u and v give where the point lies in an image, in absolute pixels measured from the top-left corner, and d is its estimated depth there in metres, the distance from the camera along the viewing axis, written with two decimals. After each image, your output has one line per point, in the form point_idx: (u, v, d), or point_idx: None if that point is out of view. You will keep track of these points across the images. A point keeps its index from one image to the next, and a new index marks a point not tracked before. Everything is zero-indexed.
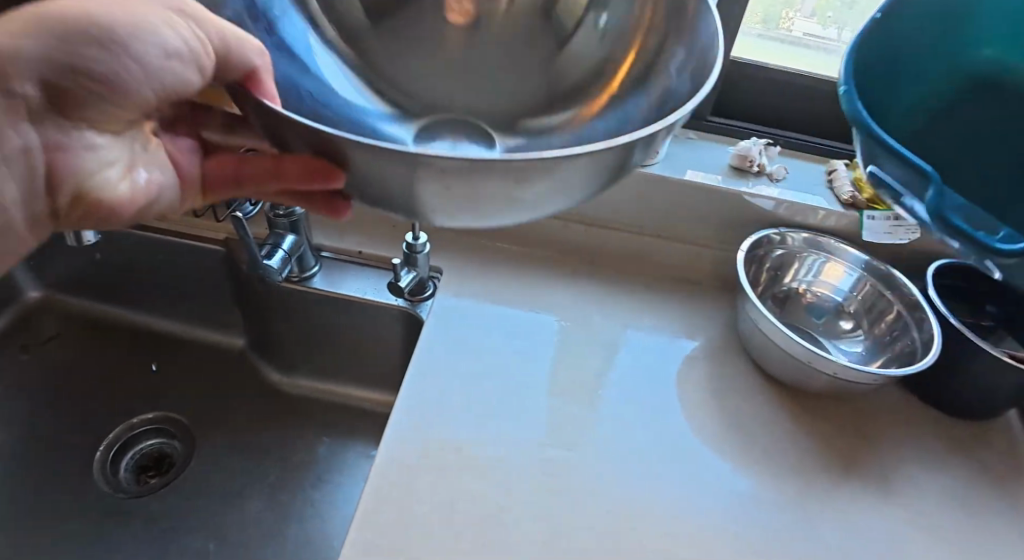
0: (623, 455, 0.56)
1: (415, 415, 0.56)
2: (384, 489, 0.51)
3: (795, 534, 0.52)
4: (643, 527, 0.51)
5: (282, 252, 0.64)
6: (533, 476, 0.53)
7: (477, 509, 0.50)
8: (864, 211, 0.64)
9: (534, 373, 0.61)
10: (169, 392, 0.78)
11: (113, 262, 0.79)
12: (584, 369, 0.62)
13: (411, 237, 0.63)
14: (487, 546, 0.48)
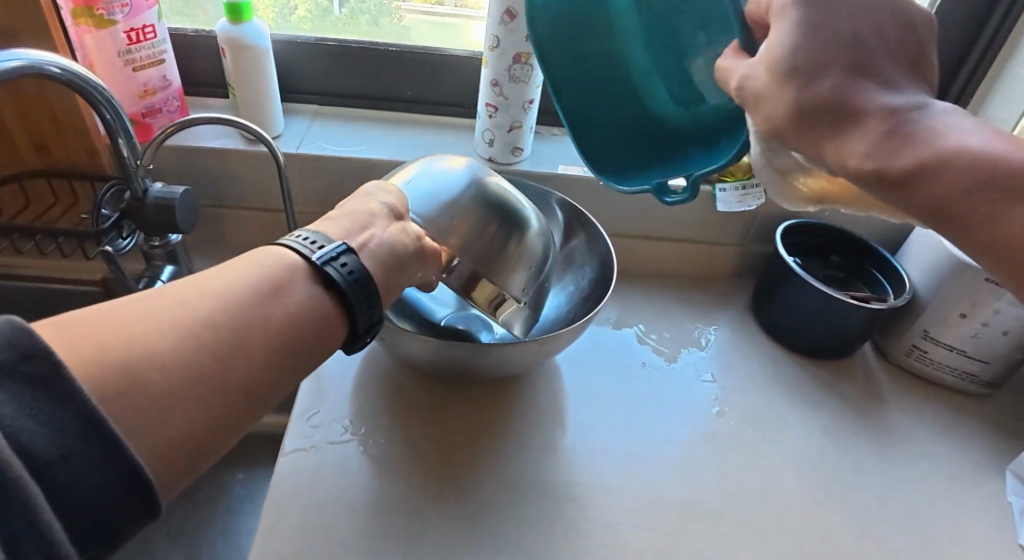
0: (528, 436, 0.59)
1: (308, 424, 0.58)
2: (280, 500, 0.51)
3: (685, 482, 0.58)
4: (546, 503, 0.54)
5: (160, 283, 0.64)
6: (434, 469, 0.55)
7: (379, 507, 0.52)
8: (717, 184, 0.73)
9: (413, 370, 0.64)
10: None
11: None
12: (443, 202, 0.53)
13: None
14: (396, 542, 0.50)
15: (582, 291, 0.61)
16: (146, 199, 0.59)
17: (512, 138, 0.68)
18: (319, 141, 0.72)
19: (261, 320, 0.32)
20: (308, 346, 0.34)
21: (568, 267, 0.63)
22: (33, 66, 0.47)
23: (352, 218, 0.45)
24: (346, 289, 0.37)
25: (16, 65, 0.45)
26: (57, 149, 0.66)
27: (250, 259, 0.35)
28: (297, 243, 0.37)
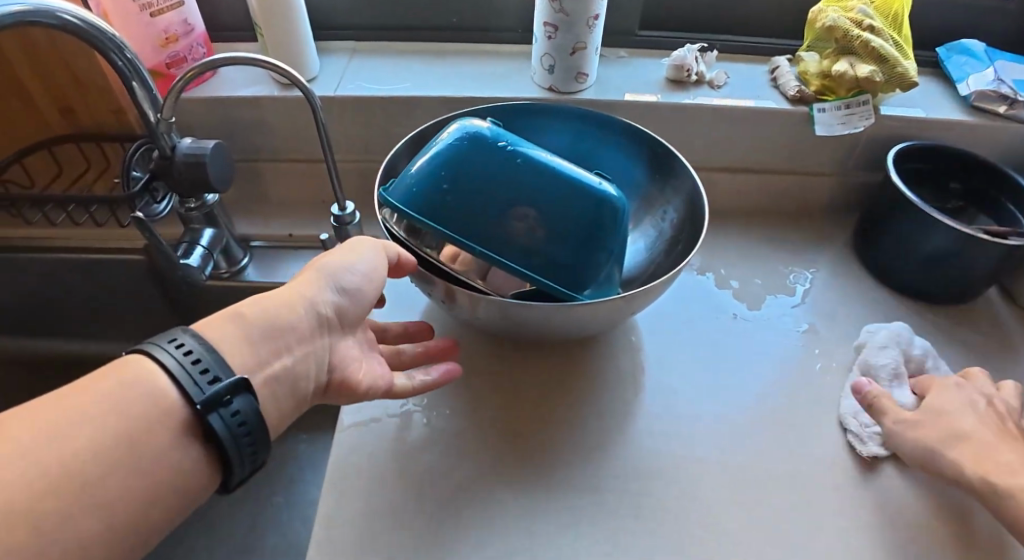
0: (605, 403, 0.53)
1: (364, 396, 0.53)
2: (336, 479, 0.47)
3: (791, 453, 0.50)
4: (631, 478, 0.48)
5: (200, 248, 0.60)
6: (503, 443, 0.50)
7: (444, 486, 0.47)
8: (814, 104, 0.63)
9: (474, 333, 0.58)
10: None
11: (33, 292, 0.74)
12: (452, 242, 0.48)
13: (339, 209, 0.60)
14: (463, 525, 0.45)
15: (666, 237, 0.56)
16: (176, 156, 0.54)
17: (574, 62, 0.59)
18: (357, 81, 0.65)
19: (102, 505, 0.28)
20: (170, 506, 0.31)
21: (650, 207, 0.58)
22: (36, 9, 0.42)
23: (267, 323, 0.37)
24: (227, 443, 0.32)
25: (14, 10, 0.40)
26: (83, 112, 0.61)
27: (104, 388, 0.30)
28: (182, 371, 0.32)
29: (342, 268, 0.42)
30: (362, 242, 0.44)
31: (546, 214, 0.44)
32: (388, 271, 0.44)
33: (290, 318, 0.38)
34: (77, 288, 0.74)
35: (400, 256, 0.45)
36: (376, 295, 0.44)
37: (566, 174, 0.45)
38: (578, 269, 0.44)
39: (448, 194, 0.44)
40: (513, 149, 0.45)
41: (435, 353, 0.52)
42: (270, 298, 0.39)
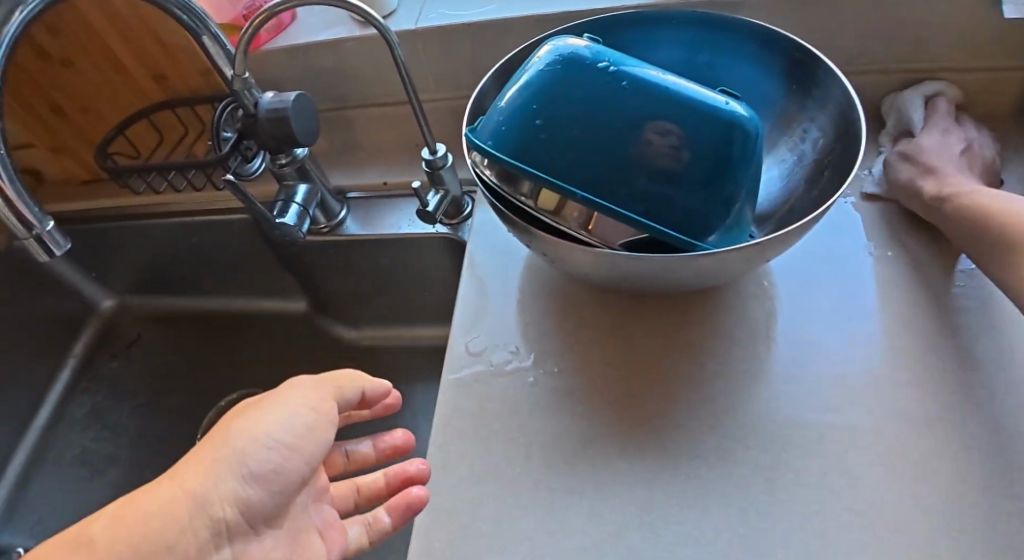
0: (733, 360, 0.46)
1: (466, 354, 0.50)
2: (442, 443, 0.45)
3: (973, 420, 0.41)
4: (768, 447, 0.41)
5: (296, 205, 0.58)
6: (617, 405, 0.45)
7: (554, 452, 0.43)
8: None
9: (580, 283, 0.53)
10: (244, 369, 0.80)
11: (162, 255, 0.80)
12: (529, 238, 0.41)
13: (430, 153, 0.55)
14: (572, 495, 0.41)
15: (806, 162, 0.47)
16: (259, 113, 0.52)
17: None
18: (438, 10, 0.59)
19: None
20: None
21: (784, 126, 0.49)
22: None
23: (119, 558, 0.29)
24: None
25: None
26: (173, 76, 0.62)
27: None
28: None
29: (256, 439, 0.33)
30: (284, 402, 0.36)
31: (661, 149, 0.37)
32: (320, 435, 0.36)
33: (180, 542, 0.31)
34: (198, 250, 0.77)
35: (324, 415, 0.37)
36: (306, 464, 0.35)
37: (683, 96, 0.37)
38: (700, 212, 0.37)
39: (542, 133, 0.38)
40: (617, 71, 0.38)
41: (393, 485, 0.41)
42: (154, 503, 0.31)
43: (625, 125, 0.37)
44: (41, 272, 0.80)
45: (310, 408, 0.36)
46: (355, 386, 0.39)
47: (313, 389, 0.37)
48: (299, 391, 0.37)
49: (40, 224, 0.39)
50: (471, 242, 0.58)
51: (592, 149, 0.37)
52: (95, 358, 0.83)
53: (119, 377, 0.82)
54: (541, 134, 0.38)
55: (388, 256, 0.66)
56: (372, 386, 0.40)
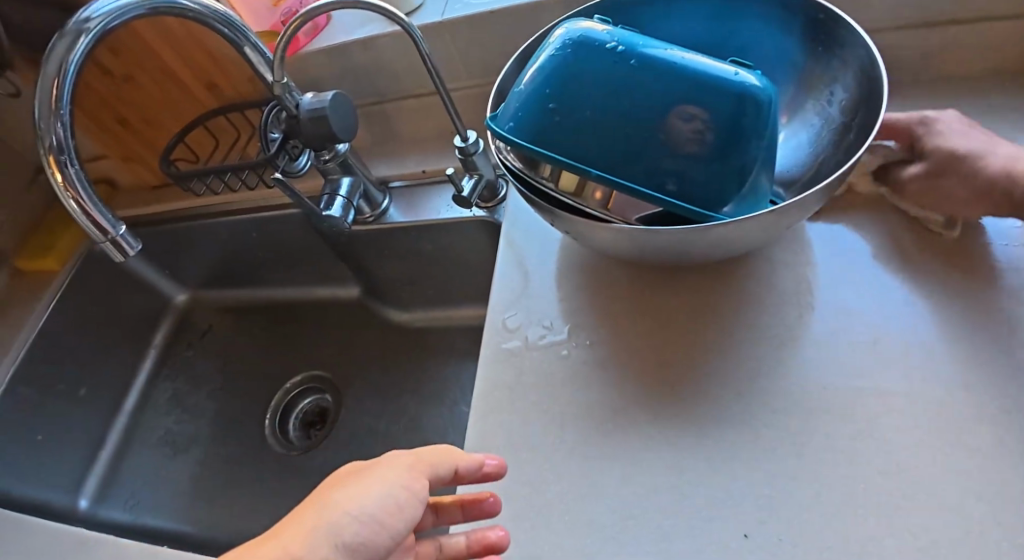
0: (763, 327, 0.47)
1: (502, 331, 0.52)
2: (482, 415, 0.48)
3: (1011, 379, 0.40)
4: (798, 411, 0.42)
5: (341, 198, 0.62)
6: (647, 375, 0.47)
7: (587, 420, 0.46)
8: None
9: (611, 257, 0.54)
10: (306, 353, 0.86)
11: (227, 250, 0.86)
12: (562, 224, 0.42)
13: (462, 140, 0.58)
14: (604, 460, 0.43)
15: (833, 124, 0.46)
16: (301, 114, 0.56)
17: None
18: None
19: None
20: None
21: (811, 90, 0.48)
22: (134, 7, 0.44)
23: None
24: None
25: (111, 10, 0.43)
26: (223, 83, 0.67)
27: None
28: None
29: (347, 511, 0.36)
30: (379, 477, 0.38)
31: (675, 125, 0.38)
32: (406, 513, 0.38)
33: None
34: (259, 244, 0.83)
35: (415, 493, 0.38)
36: (392, 539, 0.37)
37: (692, 71, 0.38)
38: (714, 183, 0.38)
39: (558, 116, 0.39)
40: (626, 51, 0.39)
41: (473, 552, 0.39)
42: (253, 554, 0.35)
43: (637, 103, 0.38)
44: (121, 271, 0.87)
45: (402, 483, 0.38)
46: (446, 463, 0.40)
47: (407, 465, 0.39)
48: (395, 466, 0.39)
49: (114, 228, 0.43)
50: (506, 223, 0.60)
51: (606, 130, 0.38)
52: (174, 348, 0.91)
53: (195, 364, 0.90)
54: (557, 117, 0.39)
55: (429, 240, 0.69)
56: (463, 463, 0.40)
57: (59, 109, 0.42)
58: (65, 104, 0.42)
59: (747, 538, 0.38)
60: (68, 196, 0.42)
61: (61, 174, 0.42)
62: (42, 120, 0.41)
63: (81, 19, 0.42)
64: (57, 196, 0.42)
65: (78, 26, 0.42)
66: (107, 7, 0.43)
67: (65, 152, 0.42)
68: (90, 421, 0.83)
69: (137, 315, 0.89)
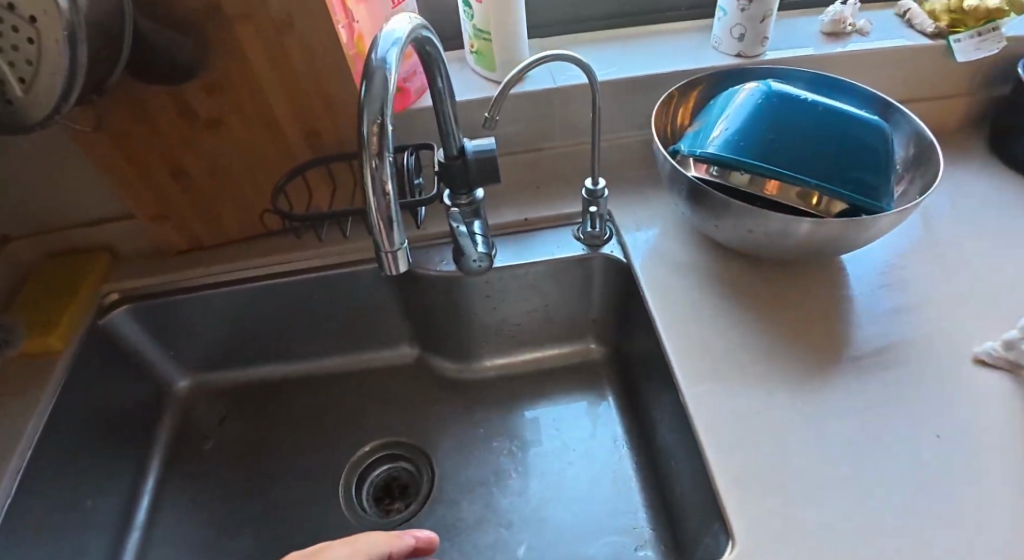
0: (872, 304, 0.62)
1: (676, 332, 0.60)
2: (699, 400, 0.55)
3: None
4: (931, 357, 0.57)
5: (477, 237, 0.66)
6: (812, 348, 0.59)
7: (789, 385, 0.56)
8: (949, 37, 0.74)
9: (734, 268, 0.66)
10: (362, 424, 0.79)
11: (263, 319, 0.78)
12: (746, 219, 0.56)
13: (592, 184, 0.65)
14: (821, 413, 0.54)
15: None
16: (463, 157, 0.60)
17: (761, 29, 0.70)
18: (567, 72, 0.70)
19: None
20: None
21: None
22: (406, 46, 0.44)
23: None
24: None
25: (397, 51, 0.43)
26: (327, 131, 0.68)
27: None
28: None
29: None
30: None
31: (854, 145, 0.54)
32: None
33: None
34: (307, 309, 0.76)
35: None
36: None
37: (847, 113, 0.55)
38: (880, 187, 0.54)
39: (768, 138, 0.54)
40: (802, 98, 0.55)
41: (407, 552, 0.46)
42: None
43: (821, 131, 0.54)
44: (122, 351, 0.74)
45: None
46: None
47: None
48: None
49: (400, 242, 0.44)
50: (632, 250, 0.67)
51: (807, 147, 0.53)
52: (182, 443, 0.78)
53: (215, 457, 0.76)
54: (767, 138, 0.53)
55: (530, 283, 0.72)
56: (396, 545, 0.45)
57: (380, 145, 0.41)
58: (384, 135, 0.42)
59: (941, 437, 0.52)
60: (380, 222, 0.42)
61: (377, 202, 0.42)
62: (378, 151, 0.41)
63: (380, 60, 0.42)
64: (369, 219, 0.42)
65: (380, 63, 0.42)
66: (395, 53, 0.43)
67: (384, 179, 0.42)
68: (96, 538, 0.66)
69: (137, 405, 0.75)
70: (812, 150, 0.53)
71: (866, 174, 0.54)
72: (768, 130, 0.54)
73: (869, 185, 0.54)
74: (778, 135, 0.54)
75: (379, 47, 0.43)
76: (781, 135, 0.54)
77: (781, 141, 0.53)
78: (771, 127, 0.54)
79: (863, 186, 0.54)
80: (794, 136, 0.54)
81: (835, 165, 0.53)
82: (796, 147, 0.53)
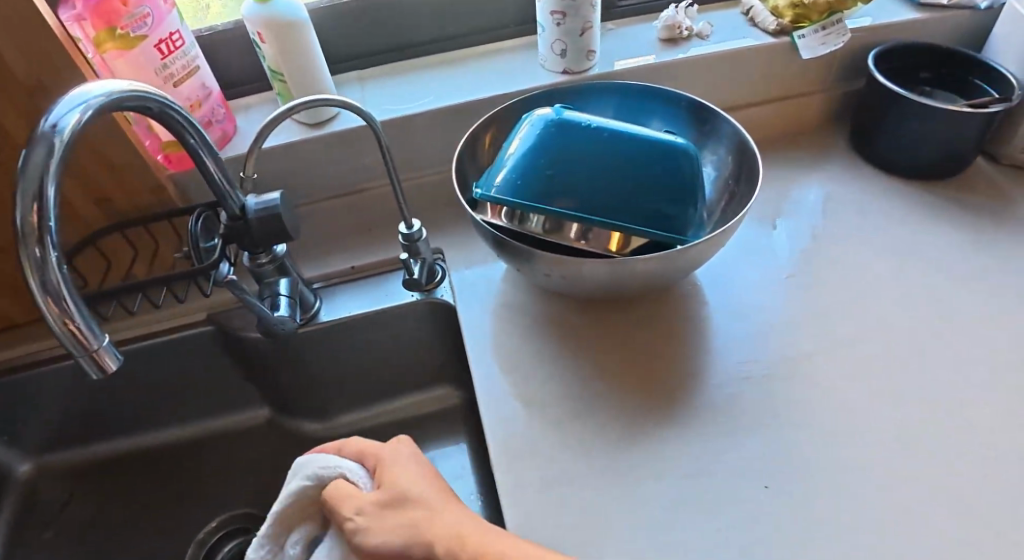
0: (706, 334, 0.58)
1: (493, 387, 0.55)
2: (507, 466, 0.49)
3: (866, 328, 0.58)
4: (761, 391, 0.53)
5: (284, 297, 0.60)
6: (638, 392, 0.54)
7: (605, 440, 0.50)
8: (794, 33, 0.70)
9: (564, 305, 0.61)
10: (215, 495, 0.74)
11: (96, 394, 0.73)
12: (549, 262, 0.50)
13: (406, 227, 0.60)
14: (642, 469, 0.48)
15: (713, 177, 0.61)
16: (246, 215, 0.55)
17: (584, 42, 0.64)
18: (381, 106, 0.66)
19: None
20: None
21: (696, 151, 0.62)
22: (96, 106, 0.39)
23: None
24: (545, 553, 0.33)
25: (78, 115, 0.38)
26: (117, 193, 0.61)
27: None
28: None
29: None
30: None
31: (646, 174, 0.48)
32: None
33: None
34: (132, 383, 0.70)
35: None
36: None
37: (643, 138, 0.50)
38: (681, 217, 0.48)
39: (549, 175, 0.48)
40: (589, 127, 0.50)
41: None
42: None
43: (609, 162, 0.49)
44: None
45: None
46: None
47: None
48: None
49: (99, 340, 0.38)
50: (459, 293, 0.63)
51: (592, 182, 0.48)
52: (20, 533, 0.72)
53: (55, 547, 0.71)
54: (547, 175, 0.48)
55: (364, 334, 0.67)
56: None
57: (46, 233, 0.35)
58: (51, 220, 0.36)
59: (767, 488, 0.47)
60: (60, 321, 0.36)
61: (49, 301, 0.36)
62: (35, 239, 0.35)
63: (48, 127, 0.36)
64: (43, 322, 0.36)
65: (48, 133, 0.36)
66: (73, 116, 0.37)
67: (55, 271, 0.36)
68: None
69: None
70: (598, 185, 0.48)
71: (663, 205, 0.48)
72: (548, 167, 0.48)
73: (667, 217, 0.48)
74: (559, 172, 0.48)
75: (52, 111, 0.37)
76: (562, 171, 0.48)
77: (562, 178, 0.48)
78: (551, 163, 0.49)
79: (661, 218, 0.48)
80: (577, 171, 0.48)
81: (625, 198, 0.48)
82: (579, 183, 0.48)
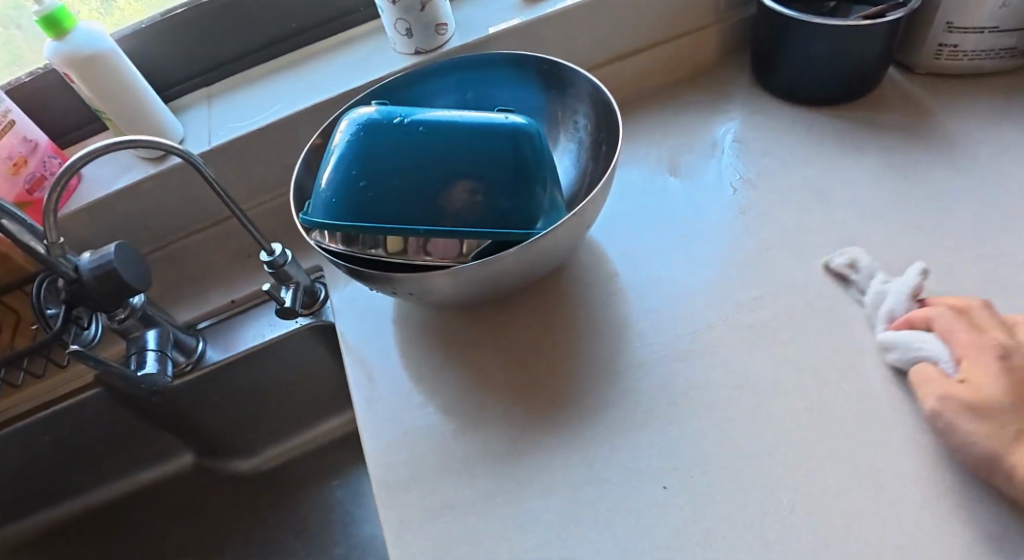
0: (599, 317, 0.54)
1: (375, 415, 0.50)
2: (390, 503, 0.45)
3: (769, 284, 0.54)
4: (661, 373, 0.49)
5: (152, 351, 0.57)
6: (526, 397, 0.49)
7: (491, 457, 0.46)
8: None
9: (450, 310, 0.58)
10: (151, 548, 0.73)
11: None
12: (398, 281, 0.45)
13: (267, 254, 0.56)
14: (532, 483, 0.44)
15: (585, 145, 0.56)
16: (82, 277, 0.51)
17: (429, 16, 0.59)
18: (228, 125, 0.61)
19: None
20: None
21: (564, 115, 0.57)
22: None
23: None
24: None
25: None
26: None
27: None
28: None
29: None
30: None
31: (479, 167, 0.43)
32: None
33: None
34: (36, 460, 0.66)
35: None
36: None
37: (473, 124, 0.44)
38: (525, 209, 0.43)
39: (373, 185, 0.43)
40: (410, 121, 0.45)
41: None
42: None
43: (437, 159, 0.43)
44: None
45: None
46: None
47: None
48: None
49: None
50: (342, 316, 0.59)
51: (420, 186, 0.43)
52: None
53: None
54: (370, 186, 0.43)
55: (261, 367, 0.65)
56: None
57: None
58: None
59: (667, 488, 0.43)
60: None
61: None
62: None
63: None
64: None
65: None
66: None
67: None
68: None
69: None
70: (427, 189, 0.43)
71: (503, 199, 0.43)
72: (370, 177, 0.43)
73: (510, 210, 0.43)
74: (382, 180, 0.43)
75: None
76: (386, 179, 0.43)
77: (386, 187, 0.43)
78: (373, 171, 0.43)
79: (504, 213, 0.43)
80: (402, 177, 0.43)
81: (459, 199, 0.43)
82: (406, 190, 0.43)
